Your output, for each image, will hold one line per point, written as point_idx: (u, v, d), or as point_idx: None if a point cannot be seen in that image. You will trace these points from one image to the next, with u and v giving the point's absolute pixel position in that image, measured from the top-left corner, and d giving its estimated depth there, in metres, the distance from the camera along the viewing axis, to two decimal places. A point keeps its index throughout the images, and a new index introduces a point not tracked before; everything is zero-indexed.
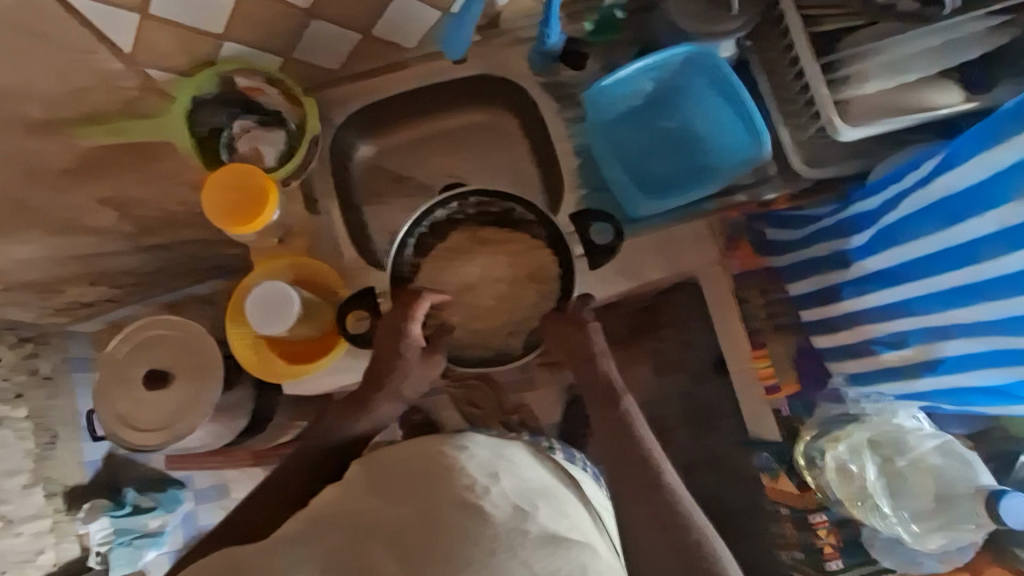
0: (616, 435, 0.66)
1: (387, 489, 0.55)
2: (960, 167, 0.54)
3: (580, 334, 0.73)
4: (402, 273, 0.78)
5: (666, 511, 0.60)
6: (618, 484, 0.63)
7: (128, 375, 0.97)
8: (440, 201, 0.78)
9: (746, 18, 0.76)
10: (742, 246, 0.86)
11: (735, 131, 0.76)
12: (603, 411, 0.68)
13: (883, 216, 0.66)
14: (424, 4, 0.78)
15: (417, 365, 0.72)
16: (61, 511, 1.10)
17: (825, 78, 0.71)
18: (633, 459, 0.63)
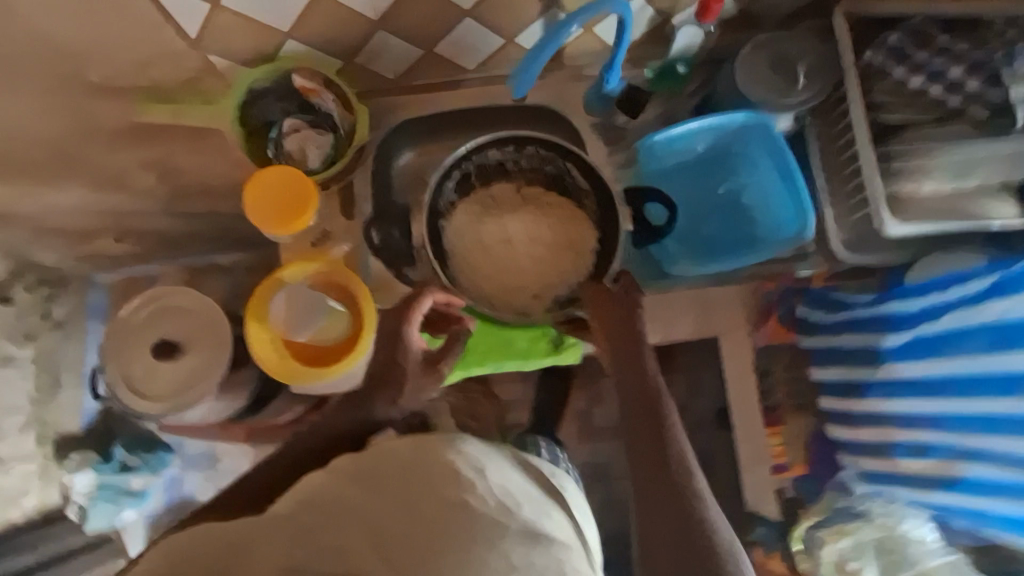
0: (648, 430, 0.63)
1: (368, 478, 0.52)
2: (1014, 297, 0.61)
3: (614, 320, 0.69)
4: (439, 205, 0.80)
5: (690, 519, 0.57)
6: (643, 485, 0.60)
7: (140, 340, 0.98)
8: (497, 140, 0.78)
9: (810, 94, 0.75)
10: (771, 318, 0.88)
11: (785, 202, 0.76)
12: (633, 405, 0.65)
13: (923, 325, 0.71)
14: (491, 30, 0.78)
15: (416, 372, 0.73)
16: (49, 457, 1.06)
17: (881, 167, 0.69)
18: (659, 454, 0.61)
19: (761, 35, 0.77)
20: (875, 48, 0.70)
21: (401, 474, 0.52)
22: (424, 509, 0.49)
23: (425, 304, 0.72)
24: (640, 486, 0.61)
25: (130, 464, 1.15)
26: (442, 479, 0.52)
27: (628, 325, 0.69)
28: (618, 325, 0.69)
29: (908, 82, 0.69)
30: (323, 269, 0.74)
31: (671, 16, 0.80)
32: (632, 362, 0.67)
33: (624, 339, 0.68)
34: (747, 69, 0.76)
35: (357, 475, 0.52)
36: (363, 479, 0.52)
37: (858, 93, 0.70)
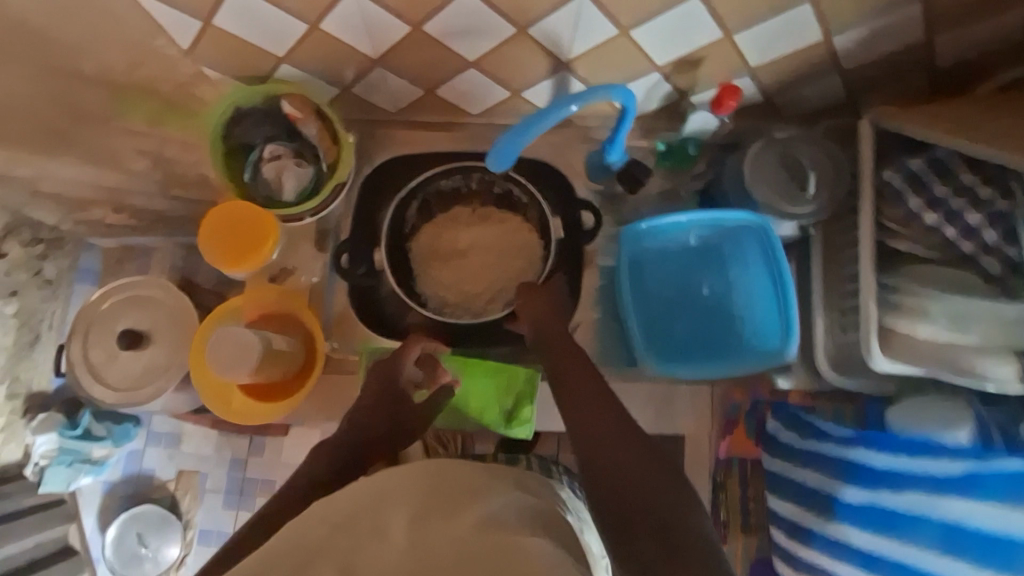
0: (605, 439, 0.51)
1: (350, 515, 0.47)
2: (998, 505, 0.58)
3: (562, 346, 0.64)
4: (402, 227, 0.82)
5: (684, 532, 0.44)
6: (609, 504, 0.47)
7: (108, 325, 0.97)
8: (443, 170, 0.80)
9: (815, 205, 0.71)
10: (740, 430, 0.80)
11: (769, 312, 0.72)
12: (583, 424, 0.54)
13: (890, 490, 0.66)
14: (495, 83, 0.74)
15: (402, 416, 0.69)
16: (16, 414, 1.09)
17: (878, 298, 0.65)
18: (627, 465, 0.48)
19: (777, 133, 0.74)
20: (893, 171, 0.65)
21: (386, 492, 0.49)
22: (420, 523, 0.46)
23: (415, 350, 0.72)
24: (604, 506, 0.47)
25: (94, 433, 1.12)
26: (437, 489, 0.50)
27: (560, 336, 0.66)
28: (561, 349, 0.63)
29: (921, 218, 0.64)
30: (279, 302, 0.76)
31: (689, 95, 0.75)
32: (589, 388, 0.57)
33: (567, 357, 0.62)
34: (757, 167, 0.73)
35: (336, 514, 0.47)
36: (343, 518, 0.47)
37: (866, 219, 0.66)
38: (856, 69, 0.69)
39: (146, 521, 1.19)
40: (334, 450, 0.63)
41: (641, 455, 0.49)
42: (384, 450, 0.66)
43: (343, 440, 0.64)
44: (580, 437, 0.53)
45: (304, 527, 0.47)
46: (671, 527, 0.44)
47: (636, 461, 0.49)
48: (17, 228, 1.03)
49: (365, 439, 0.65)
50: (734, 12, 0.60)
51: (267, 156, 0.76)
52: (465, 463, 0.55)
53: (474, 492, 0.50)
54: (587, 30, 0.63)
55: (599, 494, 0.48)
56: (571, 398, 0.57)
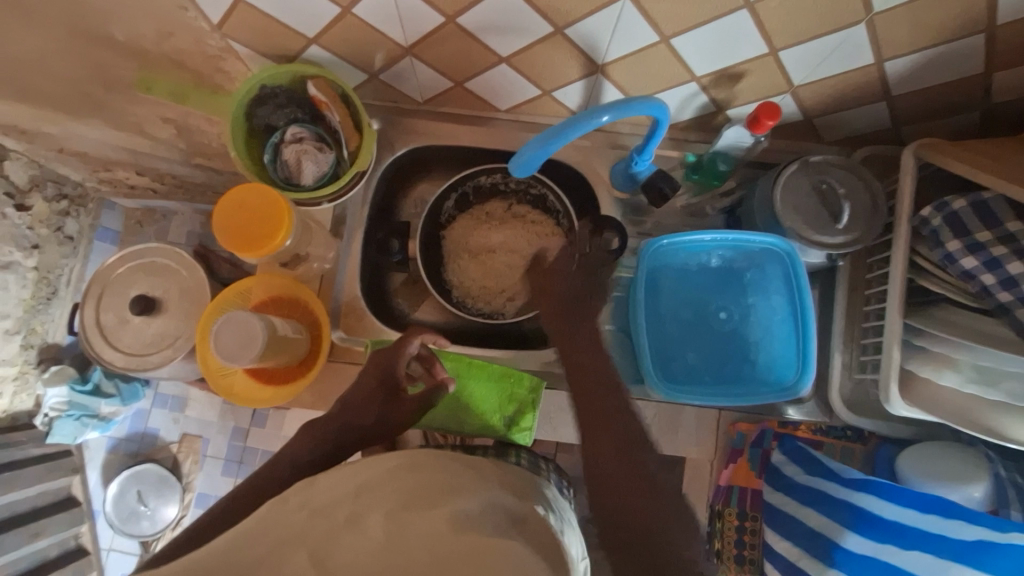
0: (616, 455, 0.53)
1: (331, 503, 0.46)
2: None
3: (584, 338, 0.63)
4: (438, 217, 0.86)
5: (678, 558, 0.46)
6: (612, 519, 0.49)
7: (123, 290, 0.98)
8: (487, 167, 0.84)
9: (852, 237, 0.69)
10: (742, 462, 0.79)
11: (785, 346, 0.71)
12: (595, 435, 0.55)
13: (894, 545, 0.64)
14: (527, 81, 0.72)
15: (393, 410, 0.67)
16: (30, 364, 1.18)
17: (903, 340, 0.63)
18: (636, 484, 0.51)
19: (813, 157, 0.71)
20: (934, 210, 0.62)
21: (365, 484, 0.47)
22: (397, 514, 0.44)
23: (414, 345, 0.72)
24: (607, 518, 0.50)
25: (104, 390, 1.17)
26: (416, 483, 0.48)
27: (590, 305, 0.65)
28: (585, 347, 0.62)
29: (958, 261, 0.60)
30: (289, 288, 0.75)
31: (725, 107, 0.73)
32: (598, 399, 0.58)
33: (581, 359, 0.62)
34: (787, 194, 0.70)
35: (316, 500, 0.46)
36: (323, 504, 0.46)
37: (902, 256, 0.65)
38: (907, 97, 0.65)
39: (145, 480, 1.22)
40: (319, 434, 0.62)
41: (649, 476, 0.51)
42: (371, 441, 0.65)
43: (332, 424, 0.63)
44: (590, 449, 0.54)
45: (282, 510, 0.45)
46: (667, 552, 0.47)
47: (644, 482, 0.51)
48: (42, 184, 1.13)
49: (357, 423, 0.64)
50: (782, 29, 0.57)
51: (288, 139, 0.75)
52: (445, 456, 0.52)
53: (454, 489, 0.47)
54: (626, 35, 0.61)
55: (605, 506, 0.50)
56: (584, 406, 0.58)
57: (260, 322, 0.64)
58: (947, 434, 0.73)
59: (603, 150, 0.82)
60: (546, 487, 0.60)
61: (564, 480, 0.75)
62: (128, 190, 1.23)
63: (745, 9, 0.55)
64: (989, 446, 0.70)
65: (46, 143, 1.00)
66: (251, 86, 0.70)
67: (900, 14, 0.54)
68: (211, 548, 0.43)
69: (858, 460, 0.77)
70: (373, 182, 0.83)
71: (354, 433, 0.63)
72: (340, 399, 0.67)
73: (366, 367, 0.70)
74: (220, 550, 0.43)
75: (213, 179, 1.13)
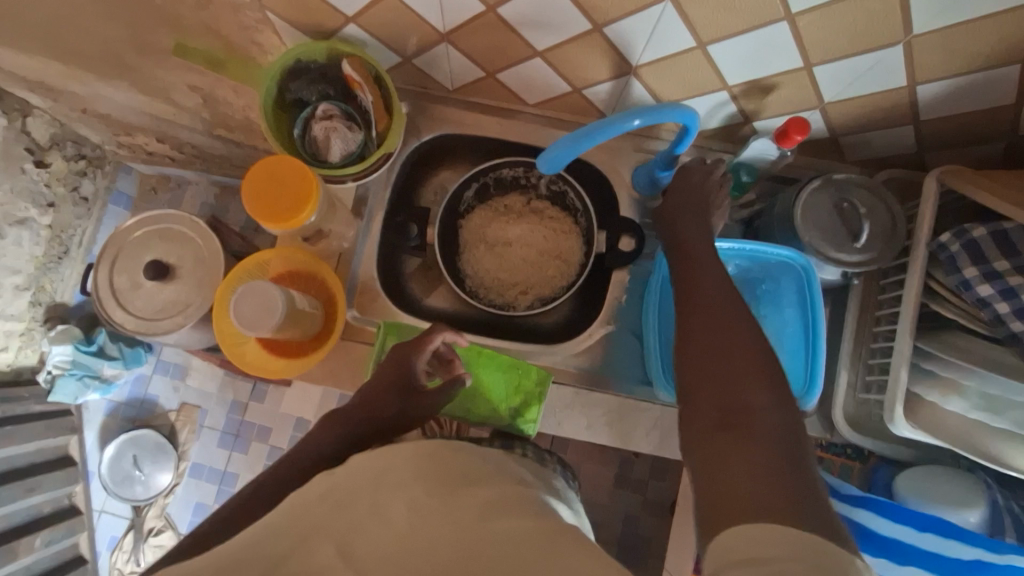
0: (711, 349, 0.50)
1: (351, 493, 0.47)
2: None
3: (694, 240, 0.64)
4: (458, 206, 0.86)
5: (780, 460, 0.43)
6: (703, 421, 0.47)
7: (138, 255, 0.99)
8: (510, 161, 0.84)
9: (869, 257, 0.69)
10: None
11: (795, 358, 0.71)
12: (690, 334, 0.53)
13: (890, 559, 0.66)
14: (559, 77, 0.73)
15: (409, 407, 0.68)
16: (37, 321, 1.20)
17: (911, 362, 0.64)
18: (740, 383, 0.47)
19: (836, 175, 0.71)
20: (952, 236, 0.62)
21: (384, 471, 0.48)
22: (419, 502, 0.45)
23: (436, 342, 0.71)
24: (699, 419, 0.47)
25: (107, 352, 1.18)
26: (434, 467, 0.49)
27: (687, 218, 0.67)
28: (684, 255, 0.63)
29: (974, 288, 0.60)
30: (308, 264, 0.76)
31: (752, 119, 0.73)
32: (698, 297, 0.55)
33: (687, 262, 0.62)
34: (808, 210, 0.71)
35: (339, 490, 0.47)
36: (344, 495, 0.47)
37: (915, 281, 0.65)
38: (934, 122, 0.66)
39: (143, 445, 1.21)
40: (342, 422, 0.65)
41: (758, 372, 0.48)
42: (390, 433, 0.67)
43: (353, 416, 0.66)
44: (684, 346, 0.52)
45: (308, 502, 0.47)
46: (771, 453, 0.43)
47: (750, 383, 0.47)
48: (62, 143, 1.15)
49: (376, 416, 0.66)
50: (819, 44, 0.58)
51: (319, 114, 0.76)
52: (455, 446, 0.53)
53: (473, 479, 0.48)
54: (663, 39, 0.61)
55: (697, 408, 0.48)
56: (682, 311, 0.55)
57: (279, 294, 0.64)
58: (946, 458, 0.74)
59: (626, 152, 0.83)
60: (552, 478, 0.64)
61: (572, 478, 0.76)
62: (146, 156, 1.24)
63: (785, 21, 0.55)
64: (987, 472, 0.71)
65: (71, 103, 1.01)
66: (285, 61, 0.71)
67: (938, 39, 0.54)
68: (245, 540, 0.45)
69: (854, 478, 0.78)
70: (396, 166, 0.83)
71: (374, 425, 0.65)
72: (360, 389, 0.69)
73: (386, 361, 0.71)
74: (250, 541, 0.44)
75: (233, 152, 1.14)
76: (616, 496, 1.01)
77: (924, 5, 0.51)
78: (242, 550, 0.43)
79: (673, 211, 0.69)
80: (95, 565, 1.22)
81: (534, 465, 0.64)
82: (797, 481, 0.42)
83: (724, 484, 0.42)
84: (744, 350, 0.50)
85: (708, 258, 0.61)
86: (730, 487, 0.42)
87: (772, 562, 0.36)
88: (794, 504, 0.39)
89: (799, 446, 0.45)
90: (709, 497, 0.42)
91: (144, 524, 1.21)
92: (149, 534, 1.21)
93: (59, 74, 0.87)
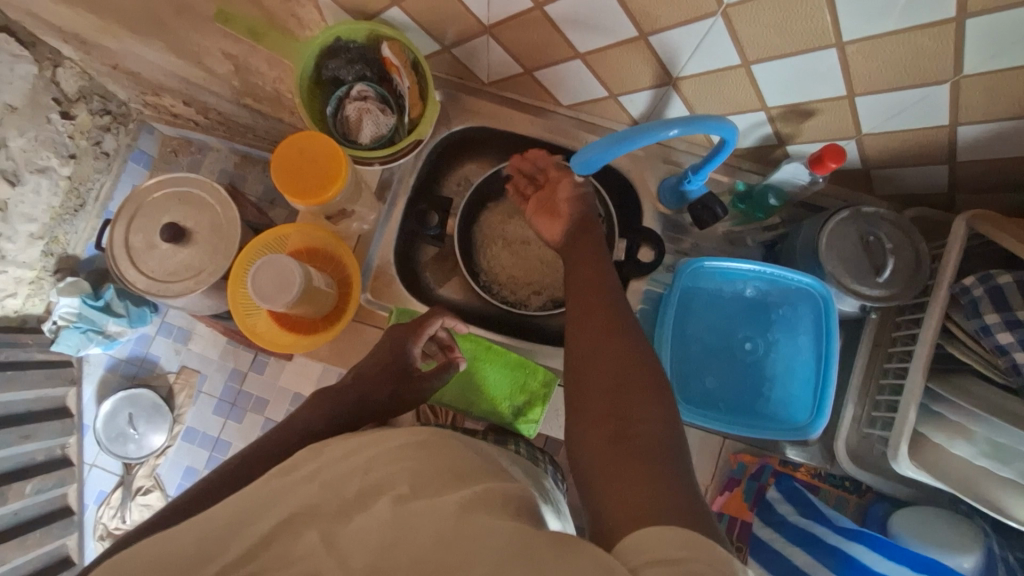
0: (606, 375, 0.52)
1: (340, 476, 0.47)
2: None
3: (583, 261, 0.66)
4: (479, 200, 0.87)
5: (667, 474, 0.43)
6: (598, 447, 0.47)
7: (156, 214, 0.99)
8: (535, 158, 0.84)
9: (893, 292, 0.69)
10: (734, 495, 0.80)
11: (803, 388, 0.72)
12: (581, 366, 0.54)
13: None
14: (597, 82, 0.72)
15: (405, 390, 0.70)
16: (48, 271, 1.20)
17: (920, 402, 0.64)
18: (633, 405, 0.49)
19: (866, 207, 0.70)
20: (976, 280, 0.62)
21: (373, 459, 0.49)
22: (404, 500, 0.43)
23: (435, 326, 0.72)
24: (595, 447, 0.47)
25: (114, 309, 1.20)
26: (429, 460, 0.49)
27: (592, 235, 0.70)
28: (581, 273, 0.64)
29: (994, 335, 0.59)
30: (326, 243, 0.76)
31: (787, 142, 0.72)
32: (589, 317, 0.57)
33: (582, 283, 0.63)
34: (833, 240, 0.70)
35: (325, 474, 0.48)
36: (333, 479, 0.47)
37: (934, 321, 0.65)
38: (969, 165, 0.65)
39: (139, 404, 1.22)
40: (338, 408, 0.66)
41: (647, 393, 0.50)
42: (385, 415, 0.68)
43: (346, 397, 0.67)
44: (577, 378, 0.53)
45: (293, 483, 0.47)
46: (659, 465, 0.44)
47: (639, 403, 0.49)
48: (89, 97, 1.15)
49: (372, 397, 0.67)
50: (865, 74, 0.57)
51: (354, 95, 0.75)
52: (452, 441, 0.53)
53: (461, 475, 0.47)
54: (708, 53, 0.61)
55: (591, 437, 0.48)
56: (574, 337, 0.57)
57: (298, 268, 0.64)
58: (944, 501, 0.75)
59: (655, 162, 0.82)
60: (541, 475, 0.65)
61: (559, 474, 0.77)
62: (170, 117, 1.25)
63: (835, 48, 0.55)
64: (985, 518, 0.72)
65: (103, 57, 1.01)
66: (325, 38, 0.71)
67: (986, 80, 0.53)
68: (229, 518, 0.44)
69: (851, 510, 0.79)
70: (424, 155, 0.83)
71: (367, 408, 0.67)
72: (357, 371, 0.70)
73: (384, 344, 0.72)
74: (237, 515, 0.44)
75: (257, 122, 1.13)
76: None
77: (978, 46, 0.50)
78: (237, 520, 0.43)
79: (578, 229, 0.72)
80: (81, 518, 1.22)
81: (522, 461, 0.65)
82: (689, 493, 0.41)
83: (619, 502, 0.41)
84: (632, 373, 0.51)
85: (610, 279, 0.62)
86: (621, 503, 0.41)
87: (683, 561, 0.35)
88: (687, 509, 0.39)
89: (686, 462, 0.45)
90: (608, 517, 0.41)
91: (133, 483, 1.21)
92: (137, 493, 1.20)
93: (94, 28, 0.87)
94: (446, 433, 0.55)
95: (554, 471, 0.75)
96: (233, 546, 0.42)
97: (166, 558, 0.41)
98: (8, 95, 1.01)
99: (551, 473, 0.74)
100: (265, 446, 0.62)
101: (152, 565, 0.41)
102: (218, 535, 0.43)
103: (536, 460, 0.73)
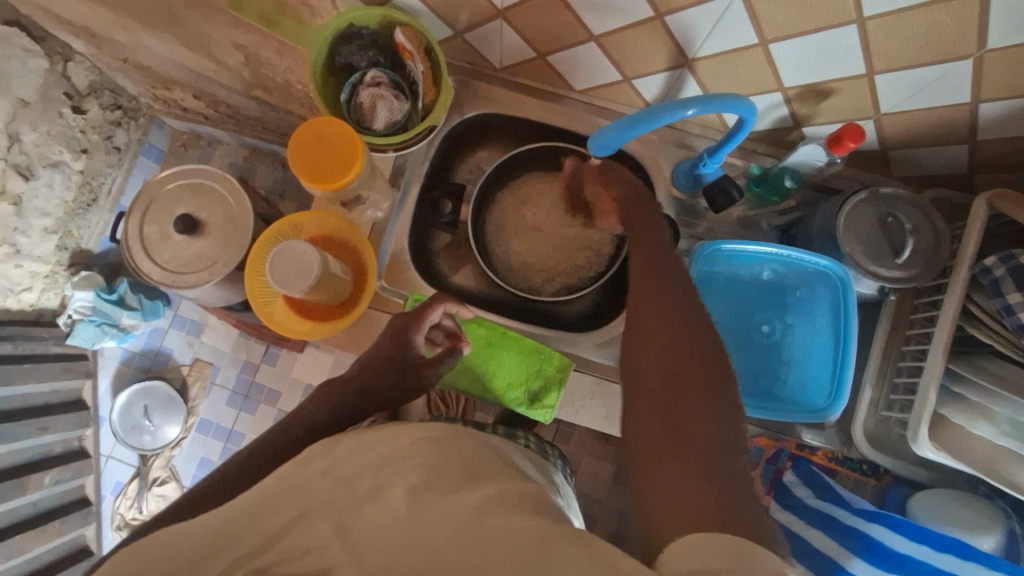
0: (663, 367, 0.46)
1: (361, 466, 0.47)
2: None
3: (644, 243, 0.59)
4: (490, 186, 0.86)
5: (725, 487, 0.40)
6: (652, 445, 0.43)
7: (169, 206, 0.99)
8: (551, 146, 0.83)
9: (914, 271, 0.68)
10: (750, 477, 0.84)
11: (820, 370, 0.72)
12: (635, 351, 0.49)
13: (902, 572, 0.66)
14: (611, 65, 0.72)
15: (408, 379, 0.70)
16: (61, 265, 1.21)
17: (940, 383, 0.64)
18: (686, 399, 0.44)
19: (884, 188, 0.70)
20: (997, 260, 0.61)
21: (393, 448, 0.49)
22: (425, 488, 0.44)
23: (437, 313, 0.72)
24: (646, 444, 0.43)
25: (128, 302, 1.20)
26: (444, 452, 0.49)
27: (645, 212, 0.63)
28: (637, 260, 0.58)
29: (1016, 314, 0.59)
30: (341, 230, 0.76)
31: (803, 124, 0.72)
32: (646, 307, 0.52)
33: (642, 263, 0.57)
34: (851, 222, 0.70)
35: (344, 468, 0.48)
36: (349, 475, 0.47)
37: (953, 303, 0.65)
38: (990, 144, 0.64)
39: (154, 396, 1.23)
40: (347, 392, 0.67)
41: (712, 392, 0.45)
42: (392, 404, 0.70)
43: (351, 385, 0.68)
44: (632, 366, 0.48)
45: (309, 477, 0.47)
46: (715, 469, 0.41)
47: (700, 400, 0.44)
48: (100, 91, 1.15)
49: (379, 386, 0.68)
50: (885, 51, 0.56)
51: (367, 81, 0.75)
52: (468, 434, 0.55)
53: (479, 467, 0.49)
54: (725, 33, 0.60)
55: (640, 419, 0.45)
56: (631, 325, 0.52)
57: (314, 253, 0.64)
58: (963, 483, 0.75)
59: (667, 146, 0.82)
60: (552, 471, 0.66)
61: (567, 466, 0.78)
62: (180, 111, 1.25)
63: (855, 24, 0.54)
64: (1005, 500, 0.72)
65: (113, 51, 1.01)
66: (339, 24, 0.71)
67: (1009, 55, 0.52)
68: (247, 508, 0.44)
69: (868, 493, 0.80)
70: (437, 142, 0.83)
71: (371, 398, 0.68)
72: (362, 358, 0.71)
73: (387, 332, 0.72)
74: (257, 505, 0.45)
75: (267, 115, 1.14)
76: (614, 489, 1.08)
77: (1003, 19, 0.49)
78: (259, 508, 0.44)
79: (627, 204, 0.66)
80: (98, 509, 1.23)
81: (532, 454, 0.65)
82: (738, 500, 0.39)
83: (666, 506, 0.39)
84: (691, 365, 0.46)
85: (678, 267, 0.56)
86: (670, 508, 0.39)
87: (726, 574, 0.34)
88: (731, 521, 0.37)
89: (745, 467, 0.42)
90: (653, 516, 0.40)
91: (149, 474, 1.22)
92: (153, 484, 1.22)
93: (106, 21, 0.87)
94: (460, 426, 0.56)
95: (563, 468, 0.74)
96: (252, 537, 0.42)
97: (188, 544, 0.42)
98: (20, 89, 1.00)
99: (560, 469, 0.73)
100: (279, 436, 0.62)
101: (175, 548, 0.41)
102: (239, 523, 0.43)
103: (546, 454, 0.73)
